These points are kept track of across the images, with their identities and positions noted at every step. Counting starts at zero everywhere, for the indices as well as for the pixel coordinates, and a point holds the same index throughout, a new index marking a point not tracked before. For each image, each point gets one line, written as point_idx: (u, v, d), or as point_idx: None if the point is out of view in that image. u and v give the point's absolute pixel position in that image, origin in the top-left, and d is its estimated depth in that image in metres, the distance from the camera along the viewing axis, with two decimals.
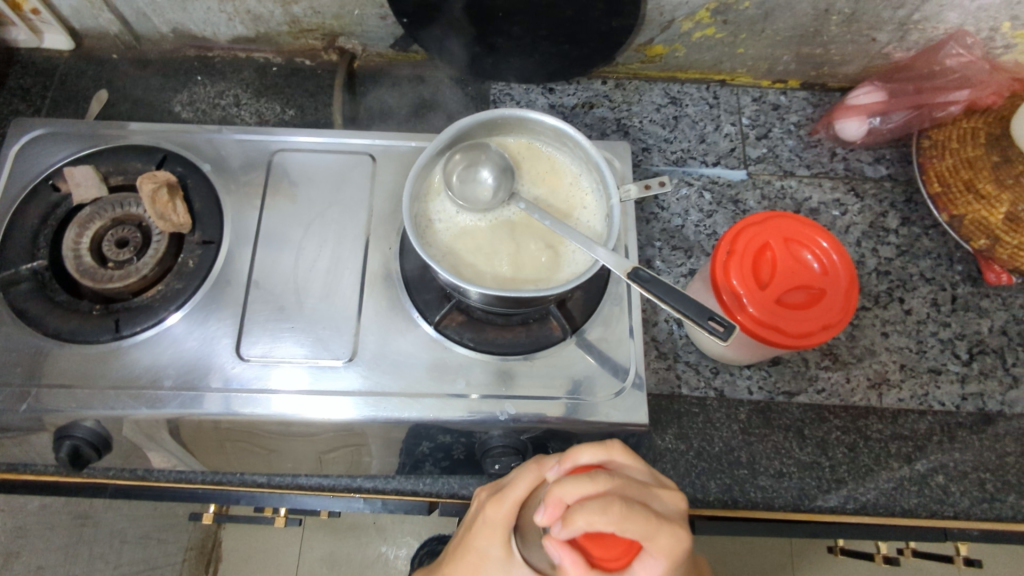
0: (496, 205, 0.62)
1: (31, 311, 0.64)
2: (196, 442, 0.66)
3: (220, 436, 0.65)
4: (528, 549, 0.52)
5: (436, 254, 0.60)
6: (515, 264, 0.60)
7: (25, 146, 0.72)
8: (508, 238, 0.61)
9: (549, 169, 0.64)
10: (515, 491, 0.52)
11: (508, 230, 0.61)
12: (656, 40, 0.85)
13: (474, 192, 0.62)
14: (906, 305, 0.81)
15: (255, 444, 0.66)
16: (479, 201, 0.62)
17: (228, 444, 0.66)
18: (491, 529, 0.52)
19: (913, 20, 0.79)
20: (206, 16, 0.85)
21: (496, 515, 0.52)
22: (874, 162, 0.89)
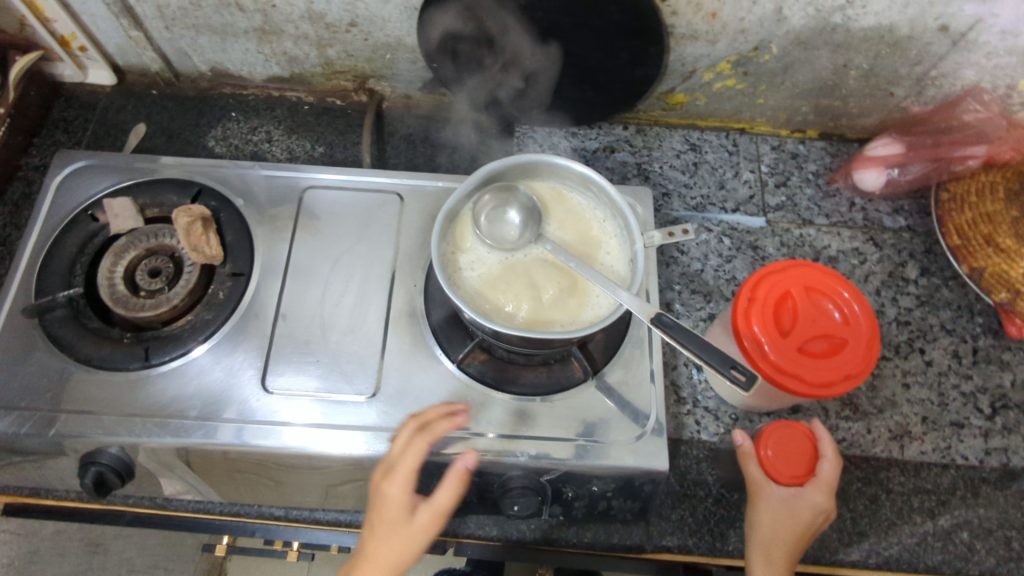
0: (524, 245, 0.63)
1: (64, 337, 0.66)
2: (210, 472, 0.66)
3: (230, 466, 0.65)
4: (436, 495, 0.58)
5: (462, 293, 0.61)
6: (539, 305, 0.61)
7: (67, 177, 0.75)
8: (533, 278, 0.62)
9: (575, 212, 0.65)
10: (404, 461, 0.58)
11: (534, 271, 0.62)
12: (678, 89, 0.87)
13: (503, 232, 0.64)
14: (927, 356, 0.81)
15: (268, 477, 0.67)
16: (507, 241, 0.63)
17: (241, 474, 0.67)
18: (394, 510, 0.57)
19: (930, 76, 0.81)
20: (244, 56, 0.88)
21: (399, 498, 0.57)
22: (893, 212, 0.90)
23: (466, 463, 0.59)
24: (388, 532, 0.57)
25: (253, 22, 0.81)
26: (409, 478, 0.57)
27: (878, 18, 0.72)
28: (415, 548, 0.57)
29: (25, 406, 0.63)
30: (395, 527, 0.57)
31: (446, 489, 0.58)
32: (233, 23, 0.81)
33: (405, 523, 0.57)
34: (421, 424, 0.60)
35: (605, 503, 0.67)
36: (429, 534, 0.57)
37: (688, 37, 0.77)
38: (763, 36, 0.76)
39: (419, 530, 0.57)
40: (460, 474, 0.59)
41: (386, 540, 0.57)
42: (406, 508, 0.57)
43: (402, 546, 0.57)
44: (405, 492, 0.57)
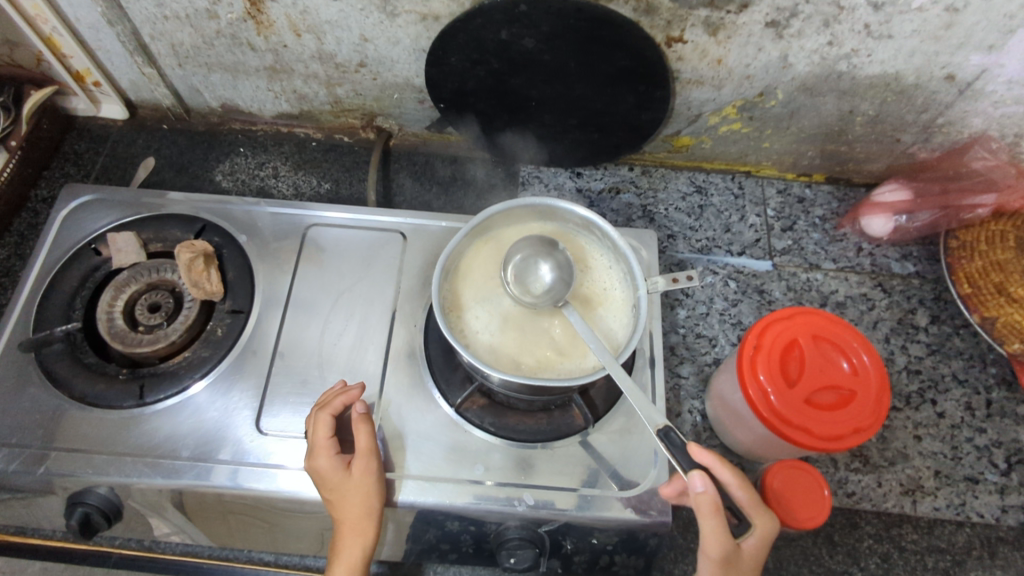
0: (542, 293, 0.61)
1: (59, 372, 0.65)
2: (202, 514, 0.64)
3: (223, 507, 0.63)
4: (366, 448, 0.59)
5: (456, 330, 0.60)
6: (531, 356, 0.59)
7: (73, 210, 0.75)
8: (534, 327, 0.61)
9: (603, 275, 0.64)
10: (319, 438, 0.59)
11: (538, 320, 0.61)
12: (683, 132, 0.87)
13: (527, 276, 0.62)
14: (939, 407, 0.79)
15: (263, 520, 0.65)
16: (526, 286, 0.62)
17: (234, 517, 0.65)
18: (332, 477, 0.57)
19: (937, 123, 0.81)
20: (254, 93, 0.89)
21: (329, 464, 0.58)
22: (901, 258, 0.89)
23: (358, 409, 0.60)
24: (337, 495, 0.57)
25: (264, 60, 0.82)
26: (328, 445, 0.59)
27: (883, 66, 0.72)
28: (374, 487, 0.58)
29: (15, 443, 0.62)
30: (339, 488, 0.57)
31: (364, 433, 0.59)
32: (244, 62, 0.83)
33: (346, 478, 0.57)
34: (319, 404, 0.62)
35: (607, 556, 0.65)
36: (374, 474, 0.58)
37: (693, 82, 0.78)
38: (769, 82, 0.77)
39: (364, 473, 0.58)
40: (359, 418, 0.60)
41: (339, 502, 0.57)
42: (340, 468, 0.57)
43: (359, 493, 0.57)
44: (331, 458, 0.58)
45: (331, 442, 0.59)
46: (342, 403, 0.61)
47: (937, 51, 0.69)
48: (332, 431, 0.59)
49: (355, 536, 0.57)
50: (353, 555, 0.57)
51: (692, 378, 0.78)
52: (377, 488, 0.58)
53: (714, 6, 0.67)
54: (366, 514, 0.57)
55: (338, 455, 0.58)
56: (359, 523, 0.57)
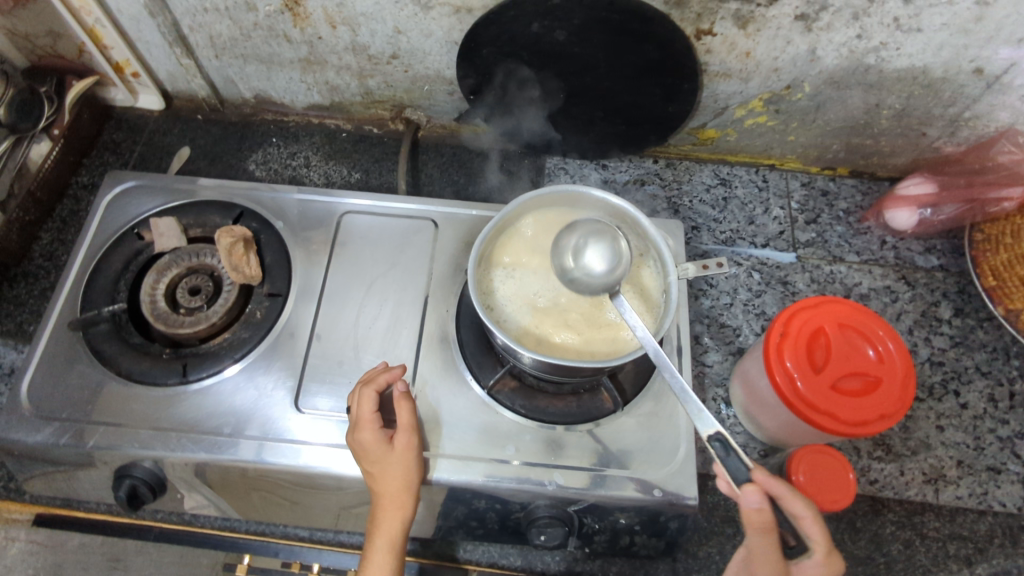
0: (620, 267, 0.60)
1: (106, 350, 0.67)
2: (225, 487, 0.67)
3: (246, 484, 0.66)
4: (405, 426, 0.61)
5: (485, 292, 0.62)
6: (551, 328, 0.61)
7: (115, 196, 0.78)
8: (559, 302, 0.63)
9: (639, 271, 0.64)
10: (364, 414, 0.61)
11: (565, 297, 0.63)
12: (709, 125, 0.88)
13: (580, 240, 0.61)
14: (962, 398, 0.79)
15: (283, 496, 0.67)
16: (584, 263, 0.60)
17: (258, 493, 0.67)
18: (374, 450, 0.59)
19: (963, 117, 0.81)
20: (288, 85, 0.91)
21: (373, 438, 0.60)
22: (925, 251, 0.89)
23: (399, 388, 0.63)
24: (379, 467, 0.59)
25: (299, 52, 0.84)
26: (372, 418, 0.61)
27: (911, 60, 0.73)
28: (414, 462, 0.60)
29: (65, 417, 0.65)
30: (381, 462, 0.59)
31: (405, 410, 0.62)
32: (280, 54, 0.85)
33: (389, 451, 0.60)
34: (363, 381, 0.64)
35: (635, 538, 0.66)
36: (414, 449, 0.60)
37: (721, 75, 0.79)
38: (796, 75, 0.77)
39: (405, 447, 0.60)
40: (400, 396, 0.62)
41: (380, 475, 0.59)
42: (383, 442, 0.60)
43: (400, 467, 0.59)
44: (375, 431, 0.60)
45: (375, 416, 0.61)
46: (384, 380, 0.63)
47: (965, 44, 0.70)
48: (376, 407, 0.61)
49: (394, 509, 0.59)
50: (393, 527, 0.59)
51: (716, 366, 0.80)
52: (416, 463, 0.60)
53: None
54: (406, 487, 0.59)
55: (380, 430, 0.60)
56: (400, 496, 0.59)
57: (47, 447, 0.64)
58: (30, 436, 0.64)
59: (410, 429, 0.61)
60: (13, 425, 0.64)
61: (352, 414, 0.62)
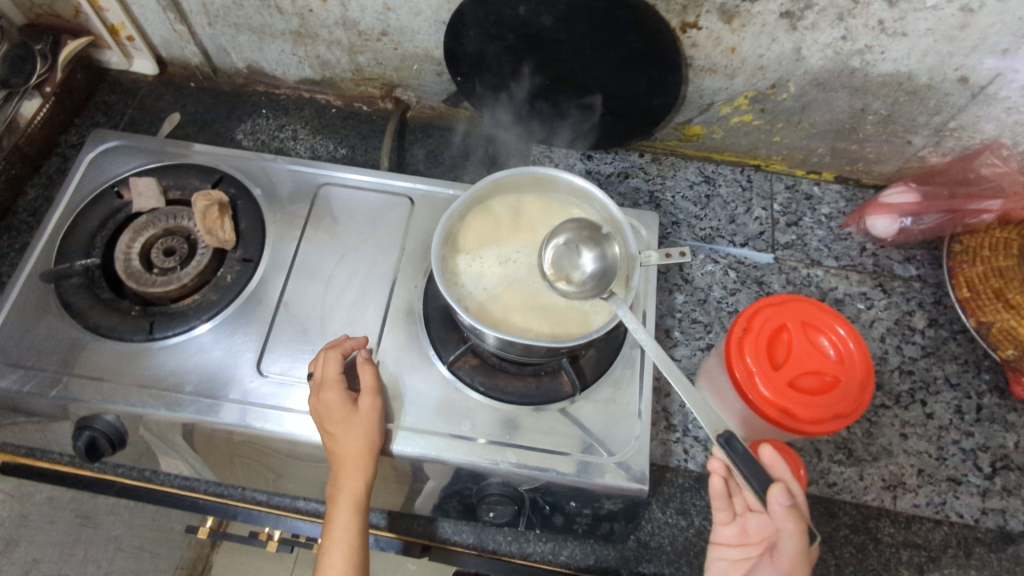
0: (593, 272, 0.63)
1: (76, 304, 0.68)
2: (208, 452, 0.68)
3: (230, 449, 0.67)
4: (369, 389, 0.62)
5: (449, 268, 0.62)
6: (513, 307, 0.62)
7: (99, 154, 0.78)
8: (524, 283, 0.63)
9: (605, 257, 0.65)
10: (329, 375, 0.62)
11: (531, 278, 0.63)
12: (695, 121, 0.88)
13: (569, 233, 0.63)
14: (928, 408, 0.79)
15: (262, 463, 0.68)
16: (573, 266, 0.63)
17: (239, 460, 0.68)
18: (338, 410, 0.60)
19: (948, 127, 0.81)
20: (279, 57, 0.92)
21: (338, 397, 0.61)
22: (904, 261, 0.89)
23: (363, 354, 0.65)
24: (342, 426, 0.60)
25: (291, 24, 0.84)
26: (337, 379, 0.62)
27: (896, 64, 0.73)
28: (376, 425, 0.61)
29: (31, 365, 0.65)
30: (345, 421, 0.60)
31: (369, 374, 0.63)
32: (271, 24, 0.85)
33: (353, 412, 0.60)
34: (327, 347, 0.65)
35: (586, 521, 0.67)
36: (377, 411, 0.62)
37: (707, 70, 0.79)
38: (782, 74, 0.77)
39: (368, 410, 0.61)
40: (363, 362, 0.64)
41: (343, 435, 0.60)
42: (347, 402, 0.61)
43: (363, 428, 0.60)
44: (339, 392, 0.61)
45: (340, 377, 0.62)
46: (350, 346, 0.65)
47: (950, 51, 0.70)
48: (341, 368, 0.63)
49: (355, 470, 0.59)
50: (354, 490, 0.60)
51: (683, 360, 0.80)
52: (379, 425, 0.62)
53: None
54: (368, 448, 0.60)
55: (345, 392, 0.61)
56: (362, 457, 0.60)
57: (10, 394, 0.64)
58: None
59: (373, 392, 0.62)
60: None
61: (316, 377, 0.63)
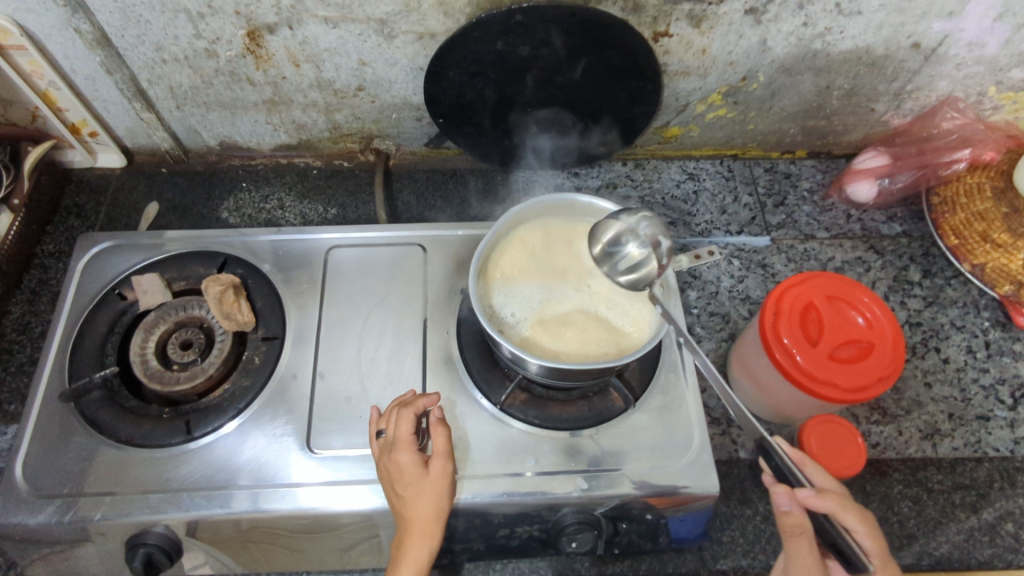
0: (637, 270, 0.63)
1: (103, 418, 0.66)
2: (224, 544, 0.65)
3: (242, 537, 0.64)
4: (440, 454, 0.60)
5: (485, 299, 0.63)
6: (549, 333, 0.62)
7: (90, 259, 0.76)
8: (559, 306, 0.64)
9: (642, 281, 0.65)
10: (403, 434, 0.60)
11: (566, 303, 0.64)
12: (672, 123, 0.91)
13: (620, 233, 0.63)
14: (943, 354, 0.83)
15: (282, 544, 0.66)
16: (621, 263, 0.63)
17: (256, 545, 0.66)
18: (410, 472, 0.59)
19: (907, 90, 0.86)
20: (253, 128, 0.90)
21: (410, 459, 0.59)
22: (888, 220, 0.94)
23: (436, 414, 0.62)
24: (413, 490, 0.58)
25: (263, 94, 0.84)
26: (410, 440, 0.60)
27: (855, 41, 0.77)
28: (446, 490, 0.59)
29: (68, 492, 0.63)
30: (416, 484, 0.59)
31: (442, 435, 0.61)
32: (243, 97, 0.84)
33: (425, 475, 0.59)
34: (398, 404, 0.64)
35: (662, 530, 0.67)
36: (449, 475, 0.60)
37: (680, 74, 0.82)
38: (750, 66, 0.81)
39: (438, 474, 0.59)
40: (436, 421, 0.62)
41: (414, 498, 0.58)
42: (419, 465, 0.59)
43: (434, 492, 0.58)
44: (412, 453, 0.60)
45: (414, 438, 0.60)
46: (422, 405, 0.63)
47: (903, 21, 0.75)
48: (415, 429, 0.61)
49: (422, 538, 0.57)
50: (416, 561, 0.57)
51: (711, 353, 0.82)
52: (449, 489, 0.60)
53: None
54: (437, 514, 0.58)
55: (419, 452, 0.60)
56: (429, 524, 0.58)
57: (52, 526, 0.62)
58: (33, 517, 0.62)
59: (444, 455, 0.60)
60: (14, 507, 0.62)
61: (388, 436, 0.61)
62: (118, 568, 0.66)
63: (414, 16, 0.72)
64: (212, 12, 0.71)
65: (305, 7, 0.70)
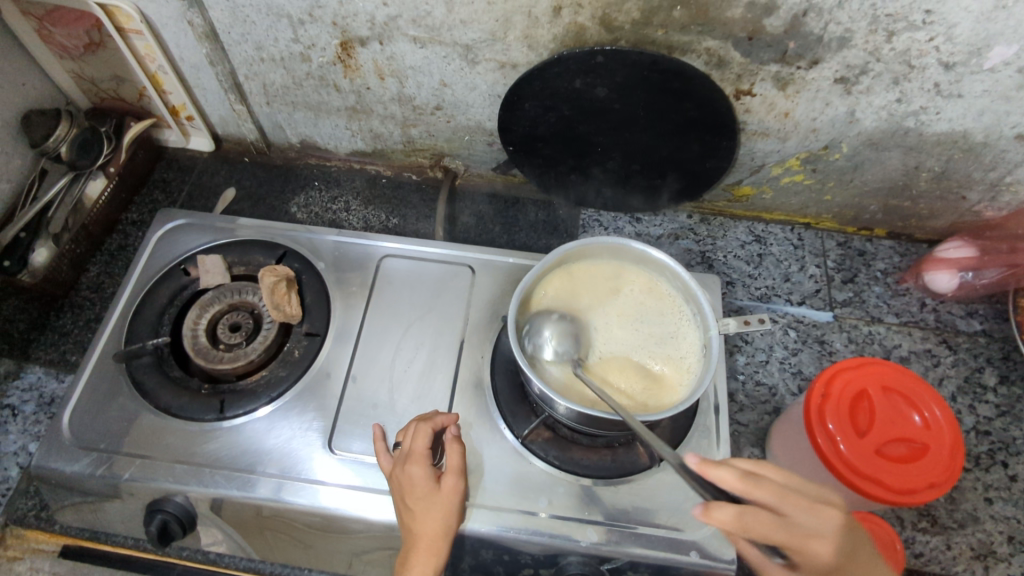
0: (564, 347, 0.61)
1: (147, 383, 0.69)
2: (241, 527, 0.67)
3: (259, 523, 0.66)
4: (451, 470, 0.59)
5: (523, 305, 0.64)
6: (567, 362, 0.62)
7: (166, 232, 0.80)
8: (593, 340, 0.63)
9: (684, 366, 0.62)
10: (418, 447, 0.60)
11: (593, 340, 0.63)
12: (745, 182, 0.89)
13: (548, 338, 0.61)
14: (1011, 470, 0.76)
15: (296, 537, 0.67)
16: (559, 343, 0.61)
17: (271, 533, 0.67)
18: (421, 486, 0.58)
19: (1005, 182, 0.80)
20: (333, 131, 0.94)
21: (422, 473, 0.59)
22: (967, 315, 0.88)
23: (453, 430, 0.62)
24: (422, 504, 0.57)
25: (347, 101, 0.87)
26: (424, 454, 0.60)
27: (951, 124, 0.74)
28: (455, 508, 0.58)
29: (103, 448, 0.66)
30: (425, 499, 0.58)
31: (456, 453, 0.61)
32: (328, 102, 0.88)
33: (434, 491, 0.58)
34: (417, 418, 0.64)
35: None
36: (459, 495, 0.59)
37: (759, 134, 0.80)
38: (834, 135, 0.78)
39: (450, 490, 0.59)
40: (451, 438, 0.61)
41: (422, 513, 0.57)
42: (430, 480, 0.58)
43: (442, 509, 0.58)
44: (424, 467, 0.59)
45: (427, 451, 0.60)
46: (440, 421, 0.63)
47: (1007, 110, 0.70)
48: (430, 443, 0.60)
49: (426, 555, 0.55)
50: None
51: (752, 424, 0.78)
52: (458, 509, 0.59)
53: (784, 61, 0.69)
54: (443, 532, 0.57)
55: (430, 467, 0.59)
56: (434, 541, 0.56)
57: (84, 477, 0.65)
58: (67, 466, 0.65)
59: (455, 473, 0.59)
60: (53, 454, 0.65)
61: (404, 446, 0.61)
62: (137, 530, 0.69)
63: (499, 46, 0.73)
64: (312, 20, 0.74)
65: (397, 25, 0.73)
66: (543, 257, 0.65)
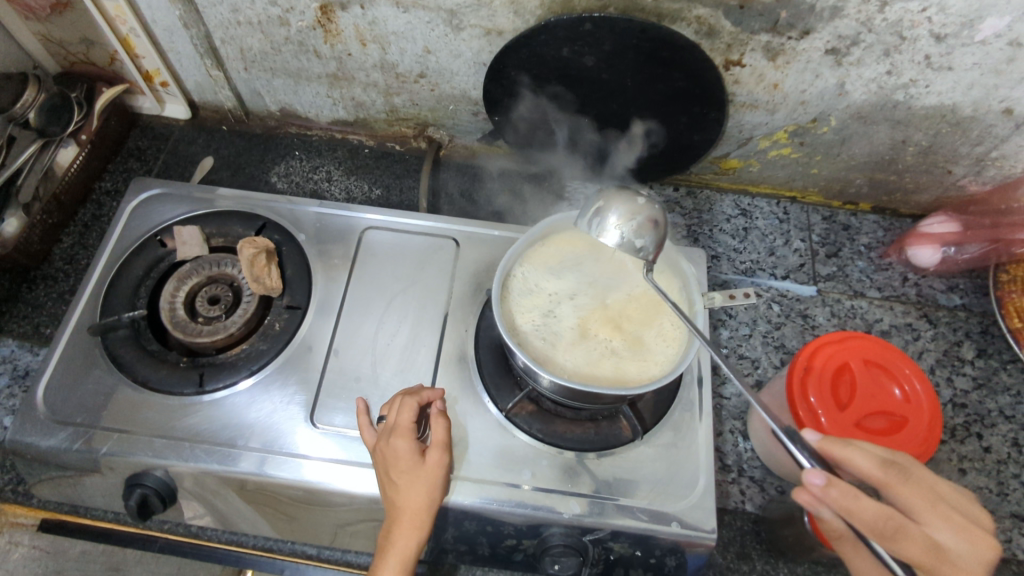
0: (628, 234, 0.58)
1: (124, 356, 0.68)
2: (221, 500, 0.66)
3: (237, 496, 0.65)
4: (436, 445, 0.59)
5: (543, 243, 0.67)
6: (549, 335, 0.61)
7: (141, 203, 0.78)
8: (577, 313, 0.63)
9: (663, 361, 0.60)
10: (403, 420, 0.60)
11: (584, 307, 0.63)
12: (732, 155, 0.88)
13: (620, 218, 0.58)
14: (985, 442, 0.77)
15: (277, 510, 0.66)
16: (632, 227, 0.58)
17: (251, 506, 0.67)
18: (406, 459, 0.58)
19: (990, 157, 0.80)
20: (314, 99, 0.92)
21: (408, 447, 0.58)
22: (947, 290, 0.89)
23: (437, 406, 0.62)
24: (407, 478, 0.57)
25: (328, 68, 0.85)
26: (409, 428, 0.59)
27: (940, 97, 0.73)
28: (439, 482, 0.58)
29: (79, 422, 0.65)
30: (410, 472, 0.57)
31: (440, 427, 0.61)
32: (309, 68, 0.85)
33: (419, 465, 0.58)
34: (401, 392, 0.63)
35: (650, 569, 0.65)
36: (443, 469, 0.59)
37: (747, 106, 0.79)
38: (823, 108, 0.77)
39: (435, 464, 0.59)
40: (435, 414, 0.61)
41: (407, 486, 0.57)
42: (415, 453, 0.58)
43: (426, 483, 0.58)
44: (409, 441, 0.59)
45: (412, 425, 0.59)
46: (426, 396, 0.62)
47: (996, 84, 0.70)
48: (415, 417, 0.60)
49: (411, 528, 0.56)
50: (403, 554, 0.55)
51: (733, 398, 0.78)
52: (442, 483, 0.59)
53: (776, 31, 0.68)
54: (428, 505, 0.57)
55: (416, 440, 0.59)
56: (419, 515, 0.56)
57: (60, 451, 0.64)
58: (44, 440, 0.64)
59: (439, 447, 0.59)
60: (29, 428, 0.64)
61: (388, 418, 0.61)
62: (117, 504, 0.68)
63: (484, 12, 0.71)
64: None
65: None
66: (528, 231, 0.65)
